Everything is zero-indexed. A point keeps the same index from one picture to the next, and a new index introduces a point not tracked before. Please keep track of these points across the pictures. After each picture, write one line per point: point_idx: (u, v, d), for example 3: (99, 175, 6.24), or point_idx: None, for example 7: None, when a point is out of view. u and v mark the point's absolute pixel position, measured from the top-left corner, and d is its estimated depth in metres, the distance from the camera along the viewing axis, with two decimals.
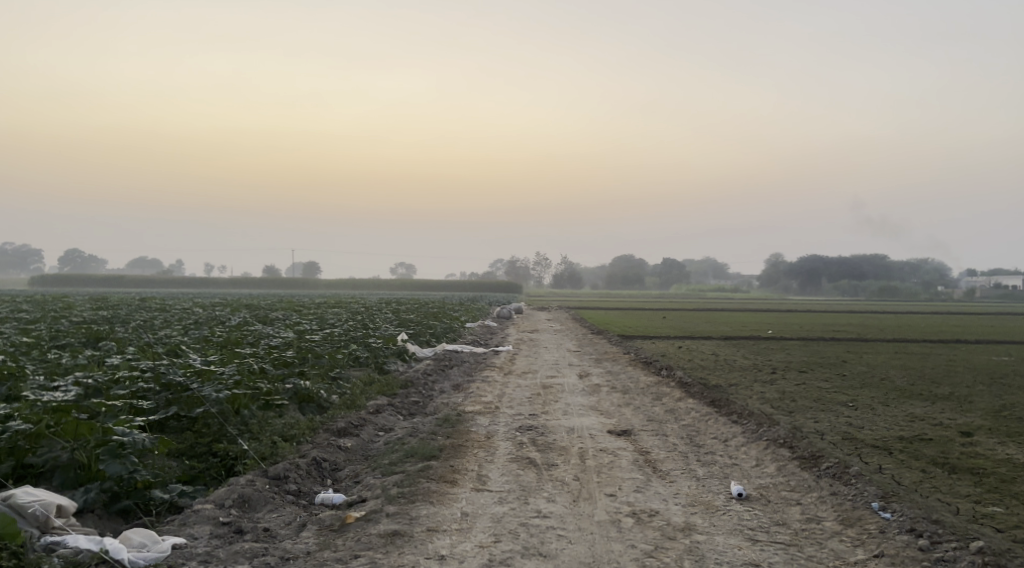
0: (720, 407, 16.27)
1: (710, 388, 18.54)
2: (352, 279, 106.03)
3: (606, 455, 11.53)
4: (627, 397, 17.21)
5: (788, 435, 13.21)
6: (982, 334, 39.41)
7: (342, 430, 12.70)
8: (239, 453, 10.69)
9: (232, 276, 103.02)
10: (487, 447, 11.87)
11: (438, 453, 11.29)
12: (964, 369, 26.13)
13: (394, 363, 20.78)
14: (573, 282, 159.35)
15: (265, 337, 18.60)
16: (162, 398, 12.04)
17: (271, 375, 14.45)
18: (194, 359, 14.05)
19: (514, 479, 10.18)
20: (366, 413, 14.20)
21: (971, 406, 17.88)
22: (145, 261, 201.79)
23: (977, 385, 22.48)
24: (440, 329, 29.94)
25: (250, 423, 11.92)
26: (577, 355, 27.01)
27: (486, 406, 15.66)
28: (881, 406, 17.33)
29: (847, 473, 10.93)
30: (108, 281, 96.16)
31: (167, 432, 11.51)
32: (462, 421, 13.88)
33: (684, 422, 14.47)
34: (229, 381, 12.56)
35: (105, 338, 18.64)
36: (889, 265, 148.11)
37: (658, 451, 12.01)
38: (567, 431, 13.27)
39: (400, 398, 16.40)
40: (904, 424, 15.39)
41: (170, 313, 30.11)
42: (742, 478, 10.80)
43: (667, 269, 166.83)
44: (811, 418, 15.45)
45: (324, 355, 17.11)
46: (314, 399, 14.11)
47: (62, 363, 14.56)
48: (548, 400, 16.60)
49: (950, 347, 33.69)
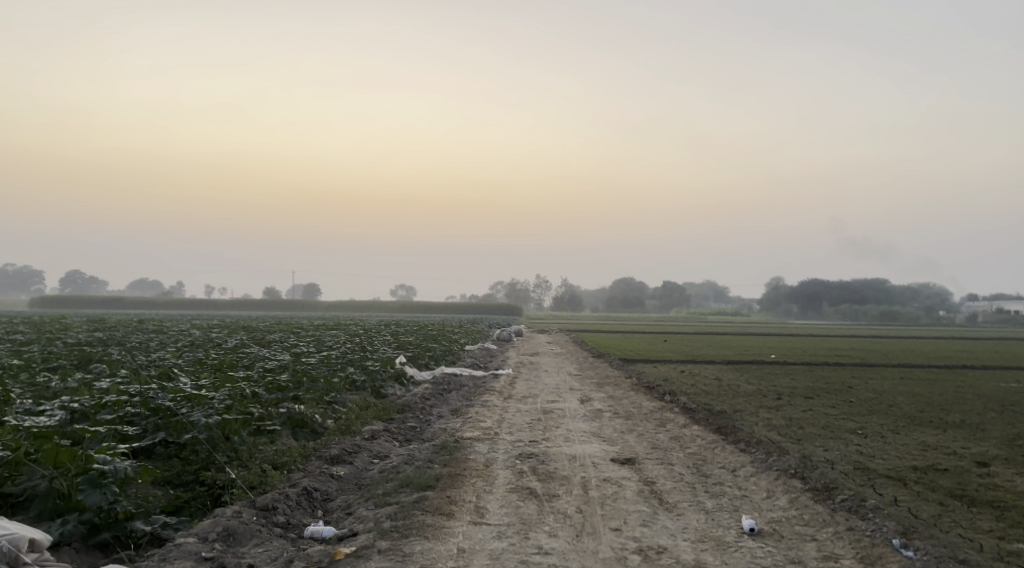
0: (726, 434, 15.79)
1: (716, 414, 18.03)
2: (352, 301, 105.55)
3: (610, 486, 11.05)
4: (630, 423, 16.72)
5: (799, 465, 12.74)
6: (988, 360, 39.02)
7: (336, 458, 12.23)
8: (226, 482, 10.22)
9: (232, 299, 102.65)
10: (485, 476, 11.42)
11: (434, 483, 10.82)
12: (973, 396, 25.62)
13: (392, 387, 20.31)
14: (573, 304, 158.95)
15: (260, 360, 18.18)
16: (150, 422, 11.55)
17: (264, 398, 13.97)
18: (184, 383, 13.57)
19: (514, 511, 9.71)
20: (361, 439, 13.73)
21: (985, 435, 17.39)
22: (145, 283, 202.13)
23: (987, 412, 22.04)
24: (439, 352, 29.42)
25: (240, 450, 11.44)
26: (578, 379, 26.50)
27: (485, 432, 15.19)
28: (891, 434, 16.84)
29: (863, 507, 10.45)
30: (108, 302, 95.73)
31: (154, 459, 11.06)
32: (460, 448, 13.42)
33: (690, 450, 13.99)
34: (221, 406, 12.10)
35: (97, 361, 18.14)
36: (890, 290, 147.93)
37: (664, 481, 11.53)
38: (569, 459, 12.80)
39: (396, 423, 15.94)
40: (917, 454, 14.92)
41: (167, 334, 29.56)
42: (752, 511, 10.32)
43: (668, 291, 166.61)
44: (820, 446, 14.96)
45: (320, 379, 16.65)
46: (308, 425, 13.66)
47: (51, 387, 14.05)
48: (548, 426, 16.10)
49: (957, 372, 33.20)
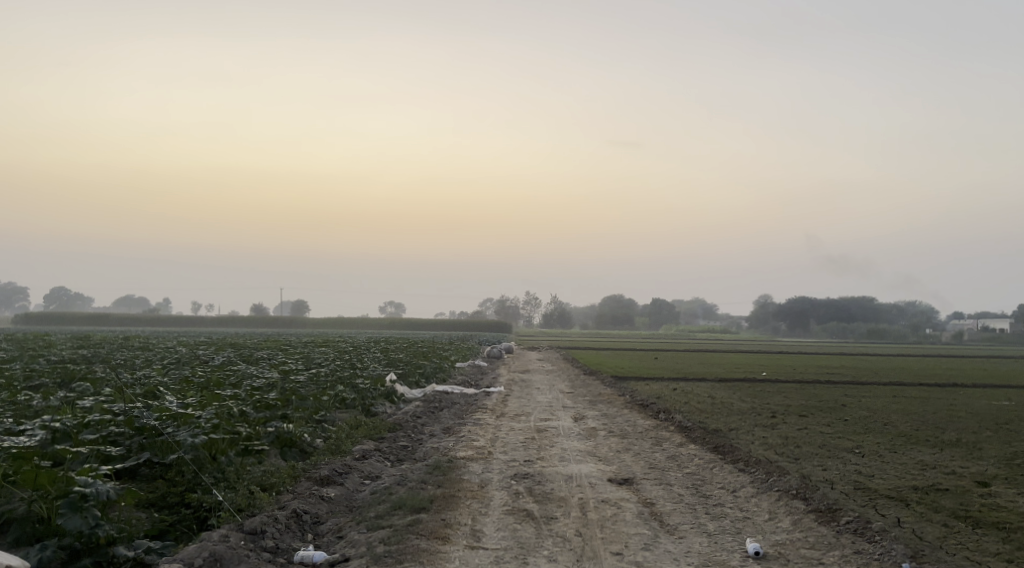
0: (723, 454, 15.54)
1: (711, 433, 17.74)
2: (340, 318, 104.85)
3: (609, 508, 10.75)
4: (626, 442, 16.43)
5: (800, 486, 12.48)
6: (978, 378, 38.88)
7: (326, 479, 11.90)
8: (213, 504, 9.91)
9: (219, 316, 101.84)
10: (480, 498, 11.11)
11: (428, 505, 10.50)
12: (967, 414, 25.41)
13: (382, 406, 19.95)
14: (562, 321, 158.83)
15: (248, 378, 17.78)
16: (134, 442, 11.21)
17: (252, 417, 13.62)
18: (170, 402, 13.22)
19: (512, 534, 9.43)
20: (351, 459, 13.39)
21: (982, 454, 17.17)
22: (131, 300, 200.81)
23: (982, 430, 21.86)
24: (429, 369, 29.03)
25: (227, 471, 11.11)
26: (570, 397, 26.17)
27: (478, 451, 14.89)
28: (889, 454, 16.62)
29: (869, 529, 10.22)
30: (94, 320, 94.72)
31: (138, 481, 10.73)
32: (454, 468, 13.10)
33: (687, 470, 13.73)
34: (208, 424, 11.76)
35: (80, 379, 17.72)
36: (878, 308, 148.31)
37: (664, 503, 11.24)
38: (566, 480, 12.49)
39: (387, 442, 15.59)
40: (916, 473, 14.68)
41: (153, 352, 28.98)
42: (755, 533, 10.07)
43: (657, 309, 166.44)
44: (818, 465, 14.72)
45: (309, 397, 16.29)
46: (297, 444, 13.34)
47: (32, 406, 13.66)
48: (543, 445, 15.80)
49: (949, 390, 33.01)
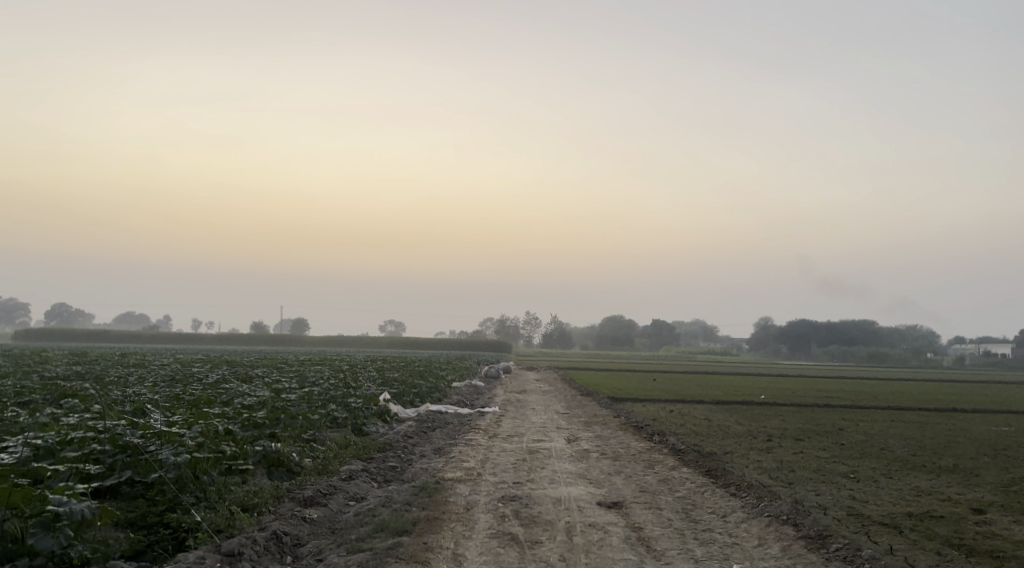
0: (716, 478, 15.36)
1: (705, 457, 17.55)
2: (339, 337, 104.45)
3: (595, 532, 10.59)
4: (618, 465, 16.26)
5: (791, 511, 12.31)
6: (979, 404, 38.51)
7: (310, 499, 11.73)
8: (192, 525, 9.77)
9: (218, 333, 101.48)
10: (465, 520, 10.95)
11: (410, 527, 10.35)
12: (966, 440, 25.13)
13: (374, 425, 19.78)
14: (563, 341, 158.48)
15: (239, 396, 17.61)
16: (116, 459, 11.04)
17: (239, 435, 13.48)
18: (156, 419, 13.09)
19: (494, 559, 9.27)
20: (338, 480, 13.22)
21: (979, 480, 16.97)
22: (132, 316, 200.65)
23: (980, 456, 21.64)
24: (425, 389, 28.81)
25: (209, 490, 10.96)
26: (565, 418, 25.99)
27: (467, 473, 14.72)
28: (884, 479, 16.42)
29: (859, 557, 10.07)
30: (92, 336, 94.41)
31: (119, 499, 10.58)
32: (441, 490, 12.92)
33: (679, 494, 13.55)
34: (192, 443, 11.63)
35: (71, 395, 17.55)
36: (879, 331, 147.83)
37: (652, 527, 11.07)
38: (554, 503, 12.31)
39: (377, 463, 15.44)
40: (911, 500, 14.48)
41: (148, 369, 28.78)
42: (743, 560, 9.91)
43: (658, 331, 166.05)
44: (812, 490, 14.54)
45: (299, 417, 16.12)
46: (283, 463, 13.19)
47: (19, 422, 13.52)
48: (534, 467, 15.63)
49: (949, 416, 32.70)
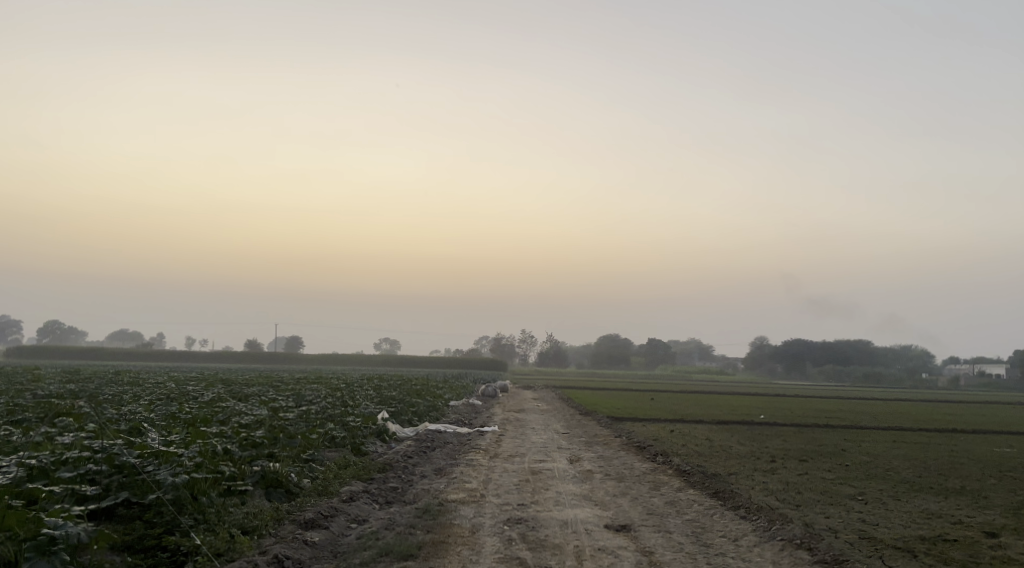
0: (723, 500, 15.07)
1: (711, 478, 17.25)
2: (334, 355, 103.83)
3: (606, 556, 10.31)
4: (622, 486, 15.95)
5: (805, 535, 12.03)
6: (979, 425, 38.21)
7: (311, 522, 11.41)
8: (191, 548, 9.47)
9: (212, 351, 100.96)
10: (472, 544, 10.65)
11: (416, 552, 10.09)
12: (970, 462, 24.83)
13: (373, 444, 19.42)
14: (557, 360, 157.98)
15: (236, 415, 17.27)
16: (113, 480, 10.70)
17: (238, 456, 13.16)
18: (152, 438, 12.77)
19: None
20: (338, 502, 12.90)
21: (988, 503, 16.70)
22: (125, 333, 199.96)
23: (986, 478, 21.35)
24: (422, 408, 28.44)
25: (208, 513, 10.64)
26: (565, 437, 25.67)
27: (470, 494, 14.42)
28: (893, 501, 16.15)
29: None
30: (85, 352, 93.69)
31: (115, 521, 10.27)
32: (444, 512, 12.60)
33: (687, 517, 13.27)
34: (190, 463, 11.30)
35: (63, 414, 17.16)
36: (875, 352, 147.66)
37: (664, 552, 10.78)
38: (561, 526, 12.01)
39: (377, 483, 15.09)
40: (923, 522, 14.21)
41: (143, 387, 28.36)
42: None
43: (653, 349, 165.65)
44: (822, 513, 14.28)
45: (297, 435, 15.79)
46: (283, 484, 12.87)
47: (12, 441, 13.17)
48: (537, 488, 15.33)
49: (951, 436, 32.39)
